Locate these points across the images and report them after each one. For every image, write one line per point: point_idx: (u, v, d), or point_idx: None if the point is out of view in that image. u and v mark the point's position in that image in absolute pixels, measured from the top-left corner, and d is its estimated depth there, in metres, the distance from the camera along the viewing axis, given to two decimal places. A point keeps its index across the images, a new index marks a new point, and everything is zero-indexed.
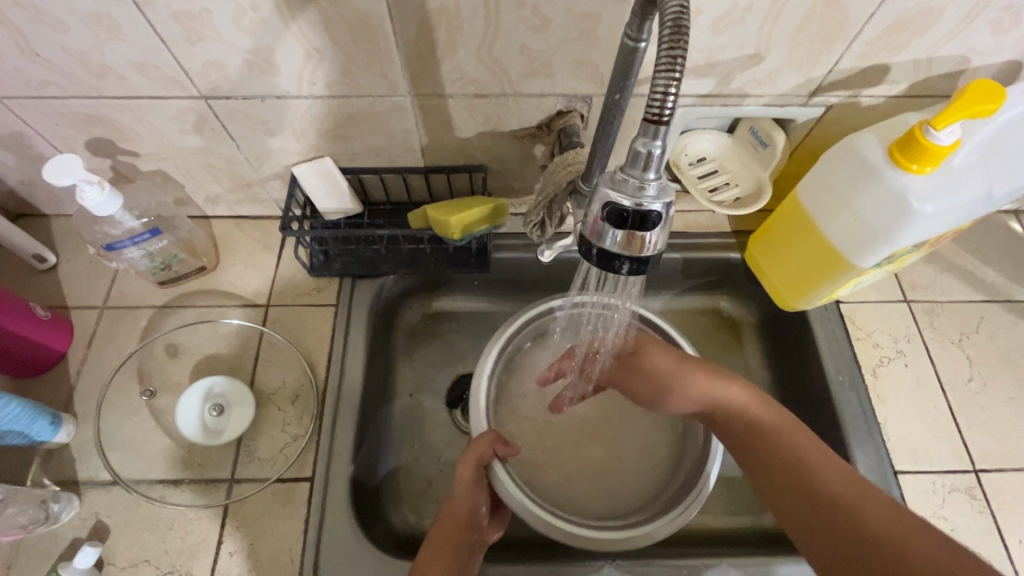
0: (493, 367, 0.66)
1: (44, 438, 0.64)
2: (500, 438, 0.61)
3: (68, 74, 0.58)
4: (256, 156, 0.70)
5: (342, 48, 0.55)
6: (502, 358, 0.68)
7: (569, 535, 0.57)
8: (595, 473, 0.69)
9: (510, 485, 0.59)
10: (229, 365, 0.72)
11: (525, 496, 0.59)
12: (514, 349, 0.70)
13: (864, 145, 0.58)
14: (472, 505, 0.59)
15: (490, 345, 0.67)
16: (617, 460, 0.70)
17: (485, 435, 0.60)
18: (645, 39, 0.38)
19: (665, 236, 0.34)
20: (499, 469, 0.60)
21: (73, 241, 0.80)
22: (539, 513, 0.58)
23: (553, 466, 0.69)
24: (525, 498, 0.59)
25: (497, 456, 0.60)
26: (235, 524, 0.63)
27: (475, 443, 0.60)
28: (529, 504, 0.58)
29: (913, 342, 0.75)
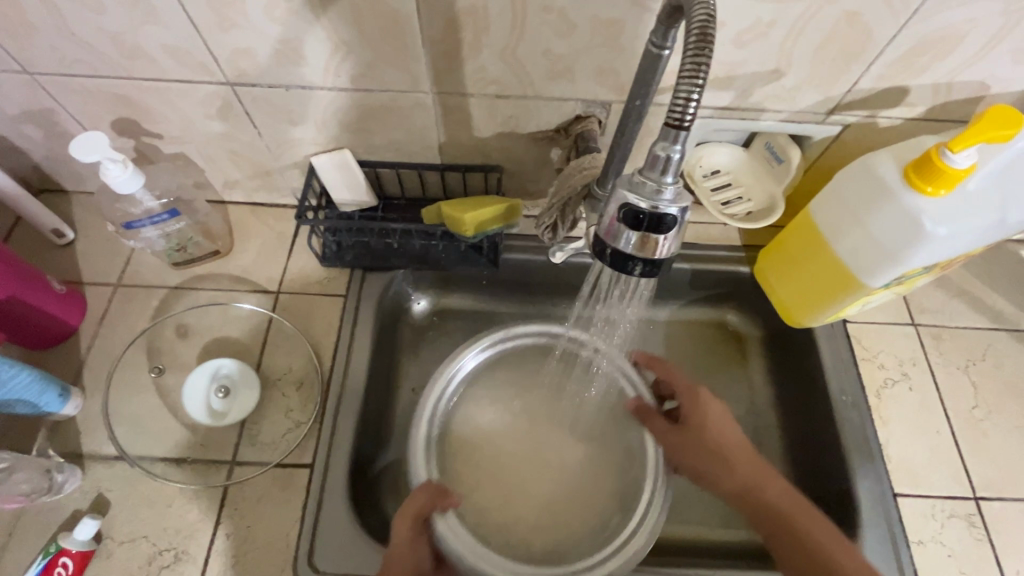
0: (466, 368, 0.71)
1: (52, 410, 0.65)
2: (439, 490, 0.60)
3: (101, 53, 0.59)
4: (277, 145, 0.71)
5: (369, 43, 0.56)
6: (479, 364, 0.72)
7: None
8: (562, 504, 0.69)
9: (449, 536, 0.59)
10: (237, 348, 0.73)
11: (467, 549, 0.59)
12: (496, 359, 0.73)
13: (878, 164, 0.58)
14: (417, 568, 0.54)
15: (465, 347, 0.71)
16: (587, 490, 0.70)
17: (423, 488, 0.59)
18: (669, 47, 0.38)
19: (679, 241, 0.35)
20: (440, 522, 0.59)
21: (92, 218, 0.81)
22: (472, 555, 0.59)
23: (518, 499, 0.69)
24: (465, 548, 0.59)
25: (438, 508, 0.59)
26: (234, 505, 0.63)
27: (414, 497, 0.58)
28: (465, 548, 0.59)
29: (919, 366, 0.75)
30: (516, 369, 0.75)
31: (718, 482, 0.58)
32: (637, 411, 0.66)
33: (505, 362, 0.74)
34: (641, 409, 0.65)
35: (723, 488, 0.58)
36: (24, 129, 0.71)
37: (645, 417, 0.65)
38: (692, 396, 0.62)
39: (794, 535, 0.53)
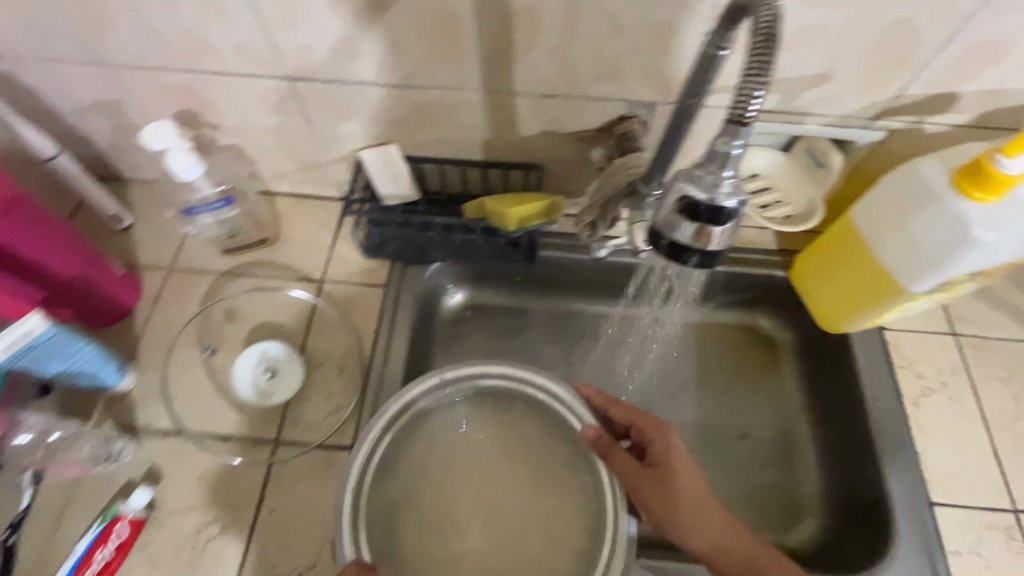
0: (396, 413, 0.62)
1: (111, 383, 0.69)
2: (365, 565, 0.52)
3: (172, 48, 0.63)
4: (327, 138, 0.74)
5: (424, 41, 0.58)
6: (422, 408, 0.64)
7: None
8: (515, 543, 0.65)
9: None
10: (281, 333, 0.76)
11: None
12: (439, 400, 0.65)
13: (926, 169, 0.58)
14: None
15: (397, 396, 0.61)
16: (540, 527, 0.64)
17: (346, 569, 0.51)
18: (727, 48, 0.39)
19: (734, 234, 0.36)
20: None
21: (147, 205, 0.85)
22: None
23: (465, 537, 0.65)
24: None
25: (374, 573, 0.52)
26: (277, 482, 0.66)
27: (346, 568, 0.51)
28: None
29: (958, 376, 0.74)
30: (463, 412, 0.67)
31: (688, 534, 0.54)
32: (597, 446, 0.58)
33: (454, 402, 0.66)
34: (602, 443, 0.58)
35: (689, 540, 0.54)
36: (92, 118, 0.75)
37: (607, 453, 0.57)
38: (663, 437, 0.58)
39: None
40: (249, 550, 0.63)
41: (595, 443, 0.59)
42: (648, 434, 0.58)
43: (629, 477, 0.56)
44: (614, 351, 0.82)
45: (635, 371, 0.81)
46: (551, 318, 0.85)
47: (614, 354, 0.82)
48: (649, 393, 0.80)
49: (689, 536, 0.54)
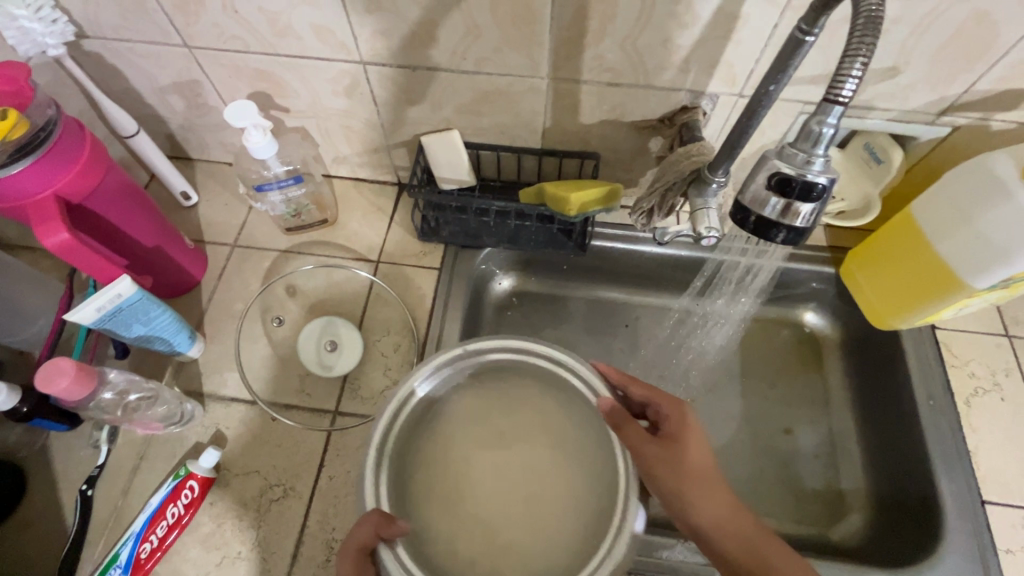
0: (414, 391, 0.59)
1: (181, 349, 0.71)
2: (386, 515, 0.51)
3: (255, 31, 0.66)
4: (392, 123, 0.77)
5: (499, 29, 0.61)
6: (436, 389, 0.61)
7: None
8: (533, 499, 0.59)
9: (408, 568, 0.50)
10: (339, 309, 0.78)
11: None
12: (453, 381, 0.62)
13: (994, 164, 0.58)
14: None
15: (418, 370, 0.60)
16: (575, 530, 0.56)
17: (367, 518, 0.50)
18: (816, 33, 0.41)
19: (823, 210, 0.38)
20: (387, 555, 0.50)
21: (212, 184, 0.89)
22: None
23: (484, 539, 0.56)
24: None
25: (382, 539, 0.50)
26: (336, 450, 0.68)
27: (355, 530, 0.49)
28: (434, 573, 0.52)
29: (1012, 377, 0.74)
30: (478, 404, 0.63)
31: (696, 510, 0.50)
32: (608, 416, 0.55)
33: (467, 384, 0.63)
34: (614, 414, 0.54)
35: (692, 516, 0.50)
36: (169, 98, 0.79)
37: (619, 425, 0.53)
38: (680, 410, 0.54)
39: None
40: (310, 514, 0.65)
41: (609, 416, 0.55)
42: (663, 408, 0.54)
43: (637, 450, 0.52)
44: (667, 351, 0.83)
45: (686, 365, 0.82)
46: (594, 307, 0.87)
47: (667, 356, 0.82)
48: (694, 384, 0.81)
49: (692, 512, 0.50)
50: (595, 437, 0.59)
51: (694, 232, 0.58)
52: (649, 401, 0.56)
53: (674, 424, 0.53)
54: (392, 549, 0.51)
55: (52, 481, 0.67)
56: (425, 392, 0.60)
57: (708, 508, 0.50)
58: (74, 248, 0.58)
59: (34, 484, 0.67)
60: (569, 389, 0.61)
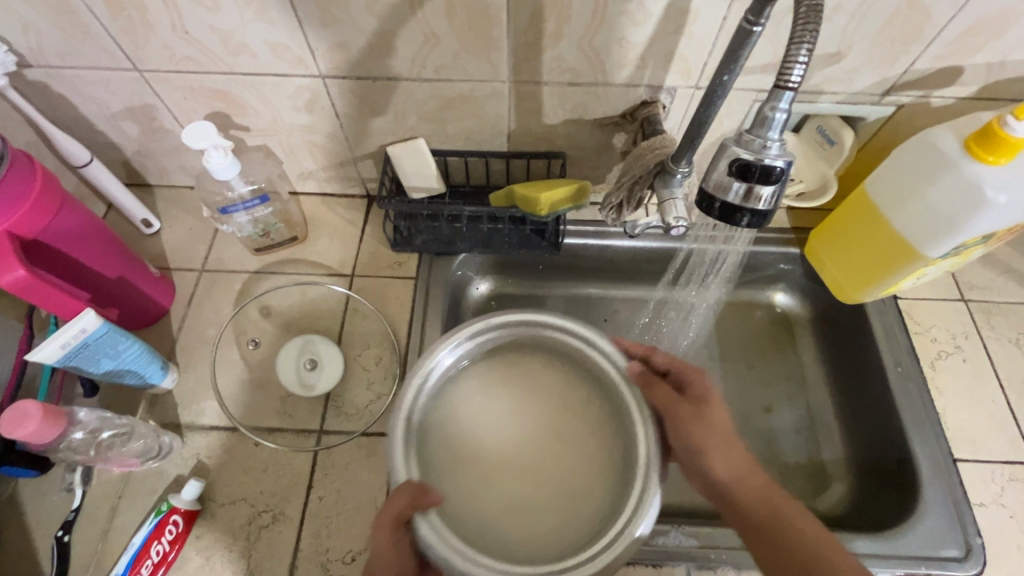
0: (442, 360, 0.59)
1: (154, 381, 0.69)
2: (421, 486, 0.51)
3: (209, 51, 0.65)
4: (356, 135, 0.76)
5: (457, 35, 0.61)
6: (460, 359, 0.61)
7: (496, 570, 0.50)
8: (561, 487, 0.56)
9: (434, 538, 0.50)
10: (316, 326, 0.77)
11: (455, 551, 0.50)
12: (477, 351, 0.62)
13: (938, 139, 0.61)
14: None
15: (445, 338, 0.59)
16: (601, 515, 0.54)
17: (401, 490, 0.50)
18: (762, 23, 0.42)
19: (782, 192, 0.39)
20: (424, 523, 0.50)
21: (175, 209, 0.87)
22: (449, 558, 0.49)
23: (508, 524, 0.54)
24: (449, 547, 0.50)
25: (419, 511, 0.50)
26: (325, 470, 0.67)
27: (390, 503, 0.50)
28: (447, 544, 0.50)
29: (970, 339, 0.77)
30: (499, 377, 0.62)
31: (719, 464, 0.54)
32: (637, 378, 0.57)
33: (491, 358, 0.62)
34: (644, 375, 0.57)
35: (717, 471, 0.54)
36: (122, 124, 0.76)
37: (648, 384, 0.57)
38: (701, 378, 0.58)
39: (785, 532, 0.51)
40: (302, 537, 0.64)
41: (638, 379, 0.57)
42: (688, 375, 0.59)
43: (665, 406, 0.55)
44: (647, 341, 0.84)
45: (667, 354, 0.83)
46: (573, 304, 0.88)
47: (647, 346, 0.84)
48: None
49: (716, 468, 0.54)
50: (619, 424, 0.58)
51: (663, 222, 0.59)
52: (673, 366, 0.59)
53: (699, 388, 0.57)
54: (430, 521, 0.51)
55: (25, 530, 0.64)
56: (449, 364, 0.60)
57: (732, 460, 0.55)
58: (32, 285, 0.56)
59: (6, 535, 0.64)
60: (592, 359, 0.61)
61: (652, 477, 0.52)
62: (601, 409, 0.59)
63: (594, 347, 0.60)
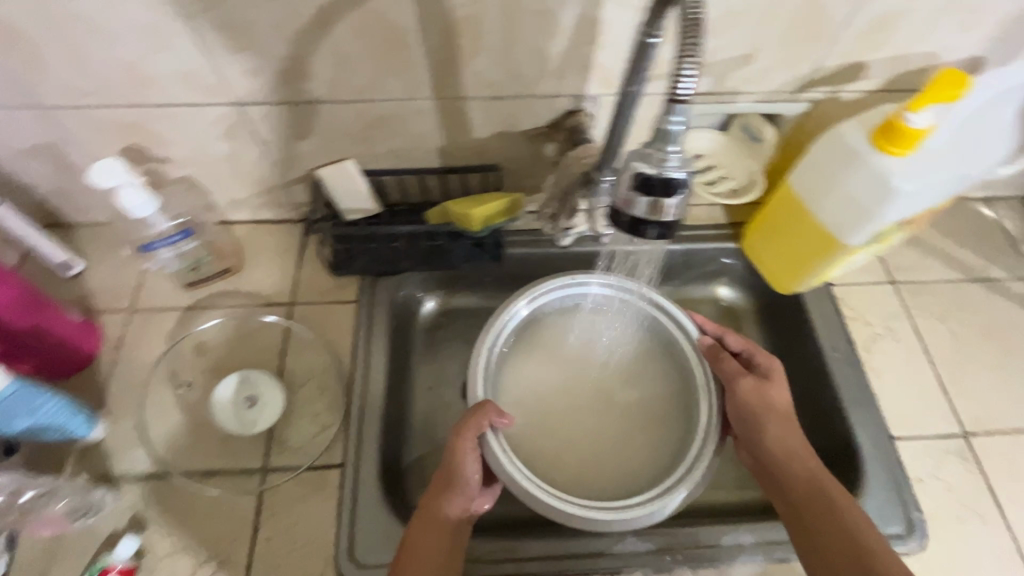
0: (518, 311, 0.71)
1: (79, 434, 0.66)
2: (497, 409, 0.61)
3: (114, 83, 0.62)
4: (283, 160, 0.74)
5: (372, 54, 0.60)
6: (533, 313, 0.72)
7: (554, 510, 0.59)
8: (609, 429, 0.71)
9: (504, 456, 0.61)
10: (257, 360, 0.74)
11: (514, 468, 0.60)
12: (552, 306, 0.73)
13: (848, 132, 0.63)
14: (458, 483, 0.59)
15: (522, 292, 0.71)
16: (631, 449, 0.69)
17: (480, 406, 0.61)
18: (659, 35, 0.42)
19: (686, 203, 0.39)
20: (493, 438, 0.61)
21: (98, 248, 0.82)
22: (525, 485, 0.60)
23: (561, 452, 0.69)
24: (517, 472, 0.60)
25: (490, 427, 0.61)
26: (272, 509, 0.65)
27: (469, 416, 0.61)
28: (511, 469, 0.60)
29: (901, 320, 0.80)
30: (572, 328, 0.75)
31: (768, 436, 0.62)
32: (707, 351, 0.69)
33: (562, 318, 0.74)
34: (714, 349, 0.68)
35: (768, 444, 0.62)
36: (31, 163, 0.72)
37: (717, 356, 0.68)
38: (773, 363, 0.67)
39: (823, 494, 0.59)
40: None
41: (707, 351, 0.69)
42: (758, 357, 0.67)
43: (732, 377, 0.66)
44: None
45: None
46: None
47: None
48: None
49: (767, 438, 0.62)
50: (682, 390, 0.71)
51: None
52: (744, 349, 0.69)
53: (770, 373, 0.65)
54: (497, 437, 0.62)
55: None
56: (522, 316, 0.71)
57: (777, 433, 0.62)
58: None
59: None
60: (657, 331, 0.73)
61: (705, 446, 0.64)
62: (657, 371, 0.73)
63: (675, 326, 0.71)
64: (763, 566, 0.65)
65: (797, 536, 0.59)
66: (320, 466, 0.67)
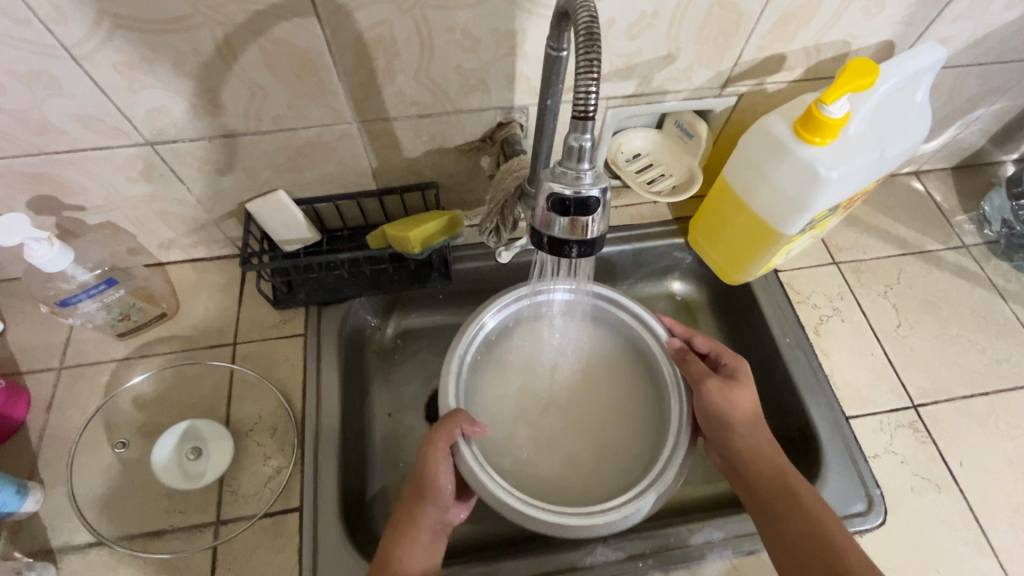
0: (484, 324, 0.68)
1: (10, 509, 0.61)
2: (468, 419, 0.58)
3: (6, 134, 0.58)
4: (208, 197, 0.71)
5: (284, 83, 0.58)
6: (501, 324, 0.70)
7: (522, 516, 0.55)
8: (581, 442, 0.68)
9: (474, 463, 0.57)
10: (201, 407, 0.71)
11: (486, 475, 0.56)
12: (519, 316, 0.70)
13: (772, 125, 0.64)
14: (431, 491, 0.57)
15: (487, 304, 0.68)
16: (605, 459, 0.66)
17: (451, 416, 0.58)
18: (565, 48, 0.42)
19: (606, 219, 0.39)
20: (465, 450, 0.57)
21: (20, 305, 0.77)
22: (497, 493, 0.55)
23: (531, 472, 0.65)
24: (487, 478, 0.56)
25: (462, 438, 0.57)
26: (227, 564, 0.62)
27: (441, 426, 0.57)
28: (485, 478, 0.56)
29: (846, 299, 0.82)
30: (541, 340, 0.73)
31: (737, 439, 0.61)
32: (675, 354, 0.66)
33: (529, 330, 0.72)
34: (682, 351, 0.65)
35: (737, 445, 0.61)
36: None
37: (684, 357, 0.65)
38: (741, 363, 0.66)
39: (790, 492, 0.58)
40: None
41: (675, 353, 0.66)
42: (726, 358, 0.66)
43: (699, 378, 0.63)
44: None
45: None
46: None
47: None
48: None
49: (735, 438, 0.61)
50: (654, 395, 0.69)
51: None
52: (712, 351, 0.68)
53: (737, 373, 0.64)
54: (469, 448, 0.58)
55: None
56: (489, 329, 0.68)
57: (745, 432, 0.61)
58: None
59: None
60: (625, 335, 0.71)
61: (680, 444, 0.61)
62: (626, 378, 0.71)
63: (643, 327, 0.69)
64: (733, 561, 0.64)
65: (768, 539, 0.57)
66: (275, 510, 0.65)
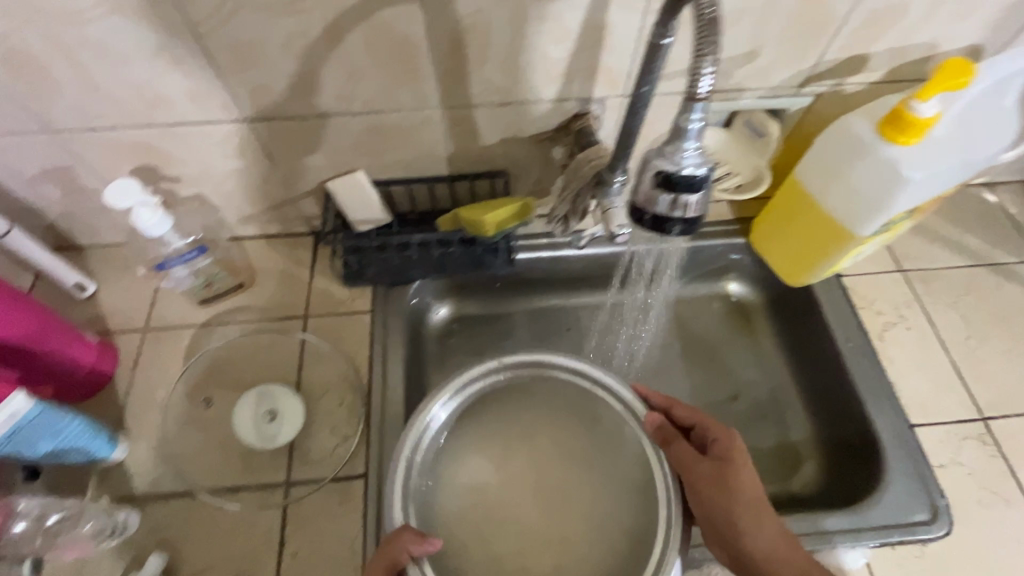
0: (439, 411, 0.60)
1: (102, 455, 0.66)
2: (418, 534, 0.51)
3: (124, 105, 0.63)
4: (293, 174, 0.74)
5: (380, 66, 0.61)
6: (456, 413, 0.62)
7: None
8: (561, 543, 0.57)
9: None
10: (274, 374, 0.75)
11: None
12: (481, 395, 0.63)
13: (855, 124, 0.64)
14: None
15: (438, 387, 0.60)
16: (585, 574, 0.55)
17: (398, 535, 0.51)
18: (671, 35, 0.43)
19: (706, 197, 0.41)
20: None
21: (110, 269, 0.82)
22: None
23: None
24: None
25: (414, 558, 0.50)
26: (295, 523, 0.65)
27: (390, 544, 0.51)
28: None
29: (912, 307, 0.81)
30: (502, 421, 0.63)
31: (751, 536, 0.52)
32: (656, 434, 0.57)
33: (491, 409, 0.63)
34: (664, 431, 0.56)
35: (750, 544, 0.52)
36: (42, 188, 0.72)
37: (669, 441, 0.56)
38: (727, 434, 0.56)
39: None
40: None
41: (656, 434, 0.57)
42: (711, 430, 0.57)
43: (688, 466, 0.55)
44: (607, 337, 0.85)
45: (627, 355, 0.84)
46: (530, 317, 0.88)
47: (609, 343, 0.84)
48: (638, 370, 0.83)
49: (745, 535, 0.52)
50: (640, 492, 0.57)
51: (608, 230, 0.57)
52: (695, 422, 0.58)
53: (727, 453, 0.55)
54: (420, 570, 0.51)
55: None
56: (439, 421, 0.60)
57: (756, 525, 0.52)
58: None
59: None
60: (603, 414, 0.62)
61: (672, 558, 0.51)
62: (610, 465, 0.60)
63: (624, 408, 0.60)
64: None
65: None
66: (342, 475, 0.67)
